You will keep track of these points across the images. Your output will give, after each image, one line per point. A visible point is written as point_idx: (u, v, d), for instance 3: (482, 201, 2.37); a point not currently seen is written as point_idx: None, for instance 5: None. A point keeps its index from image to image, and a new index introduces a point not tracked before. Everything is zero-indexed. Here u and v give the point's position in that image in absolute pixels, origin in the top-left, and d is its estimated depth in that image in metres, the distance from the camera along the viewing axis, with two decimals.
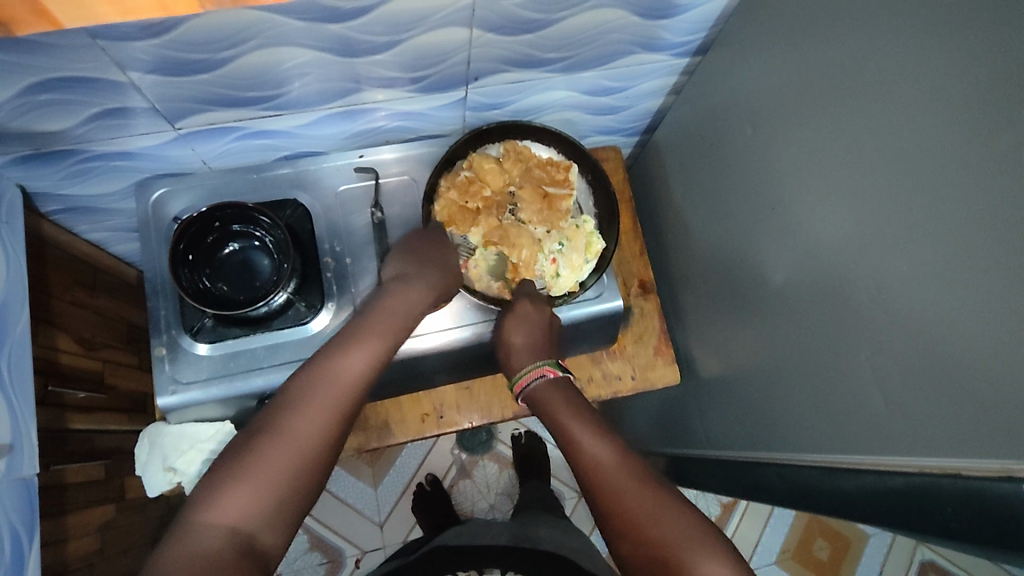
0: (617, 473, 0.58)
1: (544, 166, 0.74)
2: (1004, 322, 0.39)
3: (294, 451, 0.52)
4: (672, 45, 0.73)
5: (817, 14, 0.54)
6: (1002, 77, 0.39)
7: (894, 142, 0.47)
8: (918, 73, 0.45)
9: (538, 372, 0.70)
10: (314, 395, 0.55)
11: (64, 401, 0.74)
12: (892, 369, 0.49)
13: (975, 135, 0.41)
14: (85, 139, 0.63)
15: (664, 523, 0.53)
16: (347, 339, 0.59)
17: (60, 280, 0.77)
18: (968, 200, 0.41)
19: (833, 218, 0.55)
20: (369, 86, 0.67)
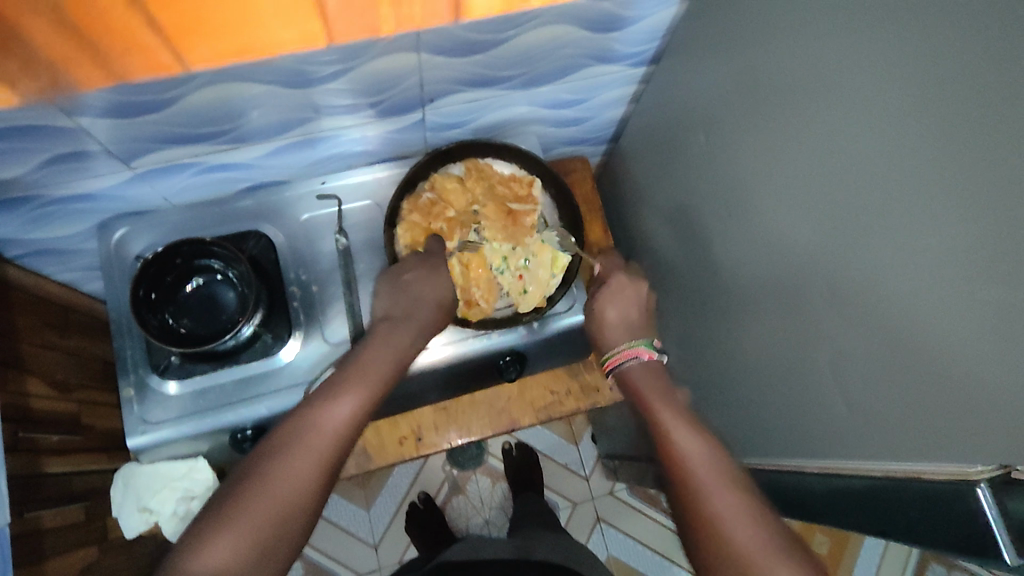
0: (697, 463, 0.58)
1: (507, 183, 0.74)
2: (961, 322, 0.39)
3: (270, 508, 0.53)
4: (627, 55, 0.73)
5: (765, 21, 0.54)
6: (941, 77, 0.39)
7: (846, 145, 0.47)
8: (862, 78, 0.45)
9: (632, 353, 0.69)
10: (296, 449, 0.56)
11: (38, 446, 0.74)
12: (856, 372, 0.49)
13: (919, 136, 0.41)
14: (42, 184, 0.63)
15: (741, 520, 0.53)
16: (332, 387, 0.59)
17: (29, 324, 0.76)
18: (914, 204, 0.42)
19: (791, 223, 0.55)
20: (326, 114, 0.66)
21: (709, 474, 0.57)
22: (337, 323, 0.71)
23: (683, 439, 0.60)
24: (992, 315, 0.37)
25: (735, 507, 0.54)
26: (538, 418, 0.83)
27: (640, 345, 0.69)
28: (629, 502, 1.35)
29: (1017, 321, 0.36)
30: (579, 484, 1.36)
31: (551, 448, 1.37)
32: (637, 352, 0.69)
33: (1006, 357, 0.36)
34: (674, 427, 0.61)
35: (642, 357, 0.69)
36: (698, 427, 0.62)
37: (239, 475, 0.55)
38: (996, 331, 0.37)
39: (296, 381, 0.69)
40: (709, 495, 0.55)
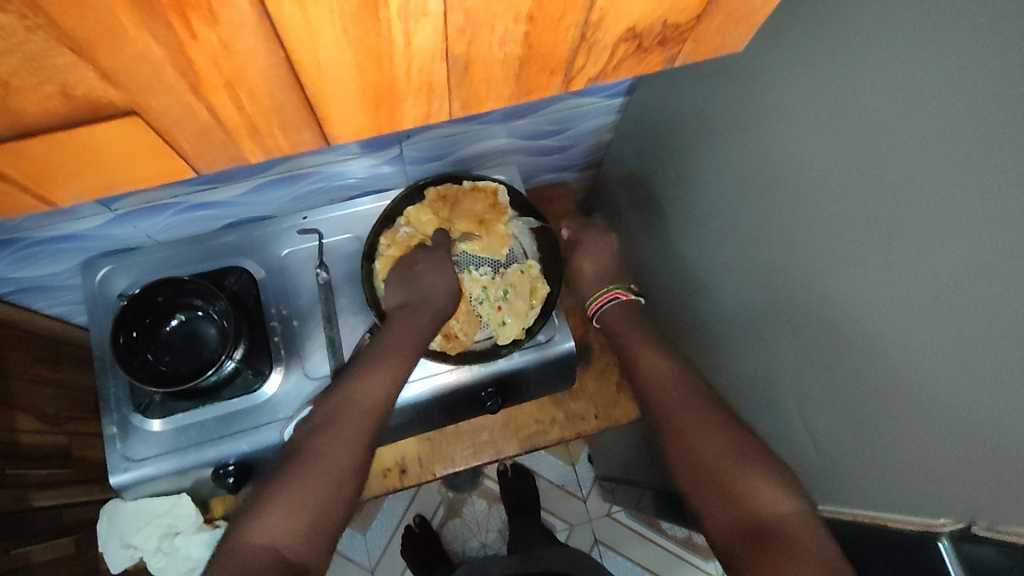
0: (671, 389, 0.62)
1: (478, 202, 0.74)
2: (923, 373, 0.38)
3: (327, 471, 0.56)
4: (603, 87, 0.73)
5: (729, 60, 0.54)
6: (891, 122, 0.38)
7: (807, 187, 0.47)
8: (818, 123, 0.45)
9: (609, 296, 0.76)
10: (341, 421, 0.59)
11: (28, 481, 0.75)
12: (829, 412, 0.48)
13: (873, 183, 0.40)
14: (24, 228, 0.64)
15: (706, 436, 0.57)
16: (359, 368, 0.63)
17: (20, 360, 0.77)
18: (871, 250, 0.41)
19: (762, 259, 0.54)
20: (304, 152, 0.67)
21: (679, 396, 0.61)
22: (318, 357, 0.72)
23: (654, 366, 0.66)
24: (952, 367, 0.36)
25: (701, 420, 0.58)
26: (523, 447, 0.83)
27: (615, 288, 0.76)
28: (627, 523, 1.34)
29: (975, 376, 0.35)
30: (576, 505, 1.35)
31: (548, 470, 1.37)
32: (615, 294, 0.76)
33: (968, 410, 0.36)
34: (645, 358, 0.67)
35: (619, 297, 0.76)
36: (668, 353, 0.67)
37: (284, 456, 0.58)
38: (957, 384, 0.36)
39: (276, 415, 0.69)
40: (683, 419, 0.59)
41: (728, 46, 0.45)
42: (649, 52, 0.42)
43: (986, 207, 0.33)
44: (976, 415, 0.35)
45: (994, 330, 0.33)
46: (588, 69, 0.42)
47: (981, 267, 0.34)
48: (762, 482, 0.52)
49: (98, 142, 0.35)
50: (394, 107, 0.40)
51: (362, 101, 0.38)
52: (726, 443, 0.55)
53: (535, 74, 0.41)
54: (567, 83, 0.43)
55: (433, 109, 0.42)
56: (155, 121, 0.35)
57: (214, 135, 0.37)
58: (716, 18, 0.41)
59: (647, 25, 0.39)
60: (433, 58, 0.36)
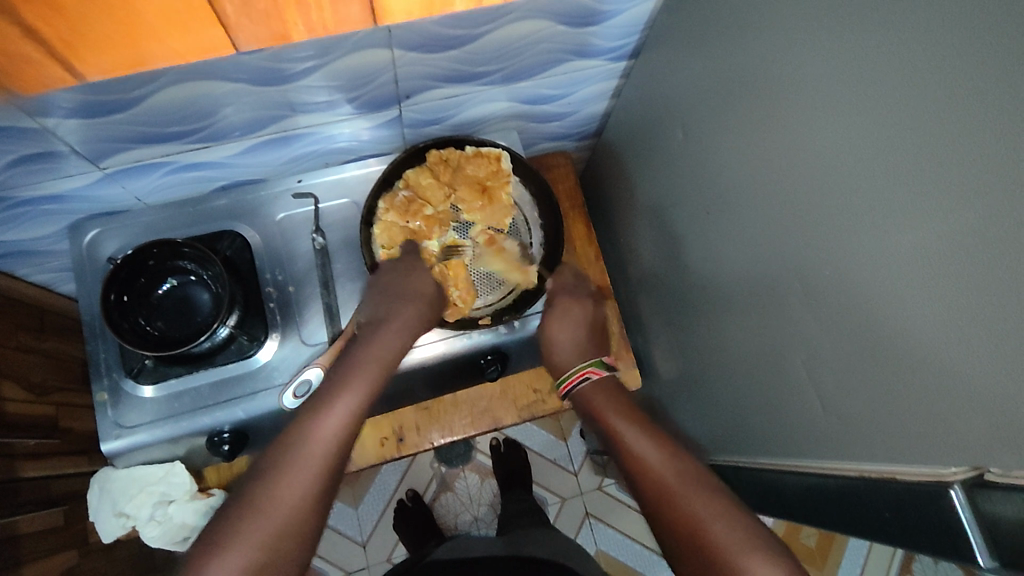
0: (672, 478, 0.57)
1: (480, 167, 0.71)
2: (937, 324, 0.38)
3: (272, 523, 0.50)
4: (607, 49, 0.72)
5: (738, 16, 0.53)
6: (912, 68, 0.38)
7: (818, 142, 0.46)
8: (831, 75, 0.44)
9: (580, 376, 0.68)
10: (291, 459, 0.53)
11: (15, 450, 0.72)
12: (836, 370, 0.48)
13: (887, 133, 0.40)
14: (8, 186, 0.62)
15: (706, 514, 0.53)
16: (321, 396, 0.57)
17: (4, 327, 0.74)
18: (883, 203, 0.41)
19: (769, 220, 0.54)
20: (300, 110, 0.65)
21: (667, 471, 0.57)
22: (315, 323, 0.70)
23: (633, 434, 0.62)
24: (967, 316, 0.36)
25: (692, 495, 0.55)
26: (521, 416, 0.83)
27: (588, 366, 0.69)
28: (618, 497, 1.35)
29: (993, 324, 0.35)
30: (568, 479, 1.36)
31: (541, 445, 1.37)
32: (587, 372, 0.69)
33: (983, 358, 0.35)
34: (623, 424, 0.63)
35: (592, 376, 0.68)
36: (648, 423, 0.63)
37: (235, 494, 0.53)
38: (973, 334, 0.36)
39: (272, 382, 0.68)
40: (680, 503, 0.54)
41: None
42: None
43: (1012, 149, 0.32)
44: (989, 361, 0.35)
45: (1014, 275, 0.33)
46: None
47: (1002, 214, 0.33)
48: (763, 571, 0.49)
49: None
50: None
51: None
52: (724, 518, 0.52)
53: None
54: None
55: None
56: None
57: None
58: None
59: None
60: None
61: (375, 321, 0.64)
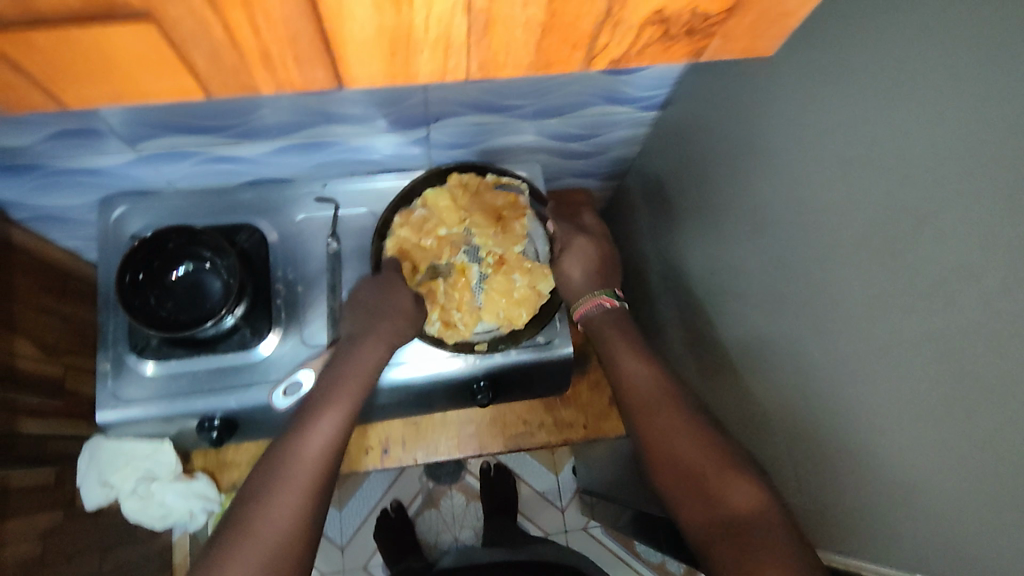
0: (658, 398, 0.59)
1: (500, 196, 0.74)
2: (933, 420, 0.39)
3: (261, 548, 0.51)
4: (637, 98, 0.73)
5: (770, 87, 0.54)
6: (926, 167, 0.38)
7: (841, 223, 0.46)
8: (856, 160, 0.44)
9: (595, 302, 0.68)
10: (280, 480, 0.54)
11: (18, 405, 0.75)
12: (837, 451, 0.48)
13: (907, 227, 0.40)
14: (50, 155, 0.65)
15: (682, 441, 0.56)
16: (307, 413, 0.59)
17: (28, 286, 0.78)
18: (903, 297, 0.41)
19: (787, 290, 0.54)
20: (333, 120, 0.67)
21: (657, 406, 0.59)
22: (317, 326, 0.72)
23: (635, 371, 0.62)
24: (964, 419, 0.37)
25: (673, 423, 0.57)
26: (507, 445, 0.83)
27: (602, 294, 0.68)
28: (602, 540, 1.34)
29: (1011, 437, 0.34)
30: (554, 514, 1.34)
31: (531, 475, 1.36)
32: (602, 300, 0.68)
33: (982, 464, 0.36)
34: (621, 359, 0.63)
35: (606, 305, 0.68)
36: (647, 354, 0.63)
37: (229, 516, 0.54)
38: (970, 438, 0.37)
39: (267, 377, 0.69)
40: (662, 439, 0.57)
41: (756, 49, 0.43)
42: (675, 40, 0.40)
43: None
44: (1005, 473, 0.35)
45: None
46: (612, 49, 0.40)
47: (1005, 326, 0.34)
48: (732, 484, 0.52)
49: (111, 49, 0.34)
50: (410, 57, 0.38)
51: (378, 47, 0.37)
52: (699, 444, 0.55)
53: (555, 47, 0.39)
54: (589, 62, 0.41)
55: (449, 66, 0.40)
56: (171, 33, 0.33)
57: (233, 64, 0.36)
58: (747, 17, 0.38)
59: (677, 10, 0.36)
60: (451, 12, 0.34)
61: (353, 338, 0.65)
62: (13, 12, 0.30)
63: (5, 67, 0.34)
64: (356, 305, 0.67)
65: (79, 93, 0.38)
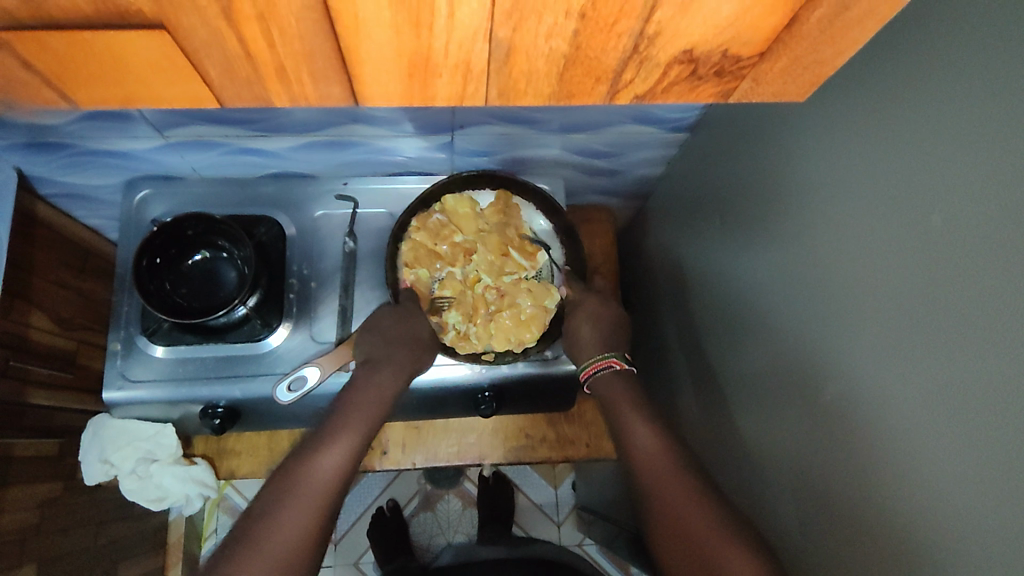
0: (664, 464, 0.59)
1: (516, 211, 0.74)
2: (947, 479, 0.38)
3: (269, 574, 0.50)
4: (665, 120, 0.72)
5: (802, 121, 0.53)
6: (955, 220, 0.37)
7: (867, 266, 0.45)
8: (887, 205, 0.43)
9: (604, 363, 0.67)
10: (289, 502, 0.53)
11: (28, 376, 0.76)
12: (849, 499, 0.47)
13: (935, 278, 0.39)
14: (79, 136, 0.66)
15: (686, 509, 0.56)
16: (320, 436, 0.58)
17: (48, 260, 0.79)
18: (925, 350, 0.40)
19: (800, 332, 0.53)
20: (358, 121, 0.67)
21: (665, 476, 0.58)
22: (327, 323, 0.72)
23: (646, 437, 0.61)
24: (975, 481, 0.36)
25: (685, 499, 0.56)
26: (506, 457, 0.82)
27: (613, 355, 0.67)
28: (595, 559, 1.32)
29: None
30: (550, 529, 1.33)
31: (530, 487, 1.35)
32: (609, 361, 0.67)
33: (993, 527, 0.35)
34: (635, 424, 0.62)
35: (614, 367, 0.67)
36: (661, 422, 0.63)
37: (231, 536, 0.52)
38: (978, 500, 0.36)
39: (273, 370, 0.70)
40: (665, 504, 0.57)
41: (787, 93, 0.42)
42: (702, 81, 0.40)
43: None
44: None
45: None
46: (637, 85, 0.40)
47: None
48: (733, 559, 0.52)
49: (125, 53, 0.34)
50: (429, 80, 0.38)
51: (396, 68, 0.36)
52: (701, 513, 0.55)
53: (578, 78, 0.39)
54: (612, 96, 0.41)
55: (467, 92, 0.40)
56: (184, 42, 0.33)
57: (246, 76, 0.36)
58: (779, 62, 0.38)
59: (707, 50, 0.36)
60: (473, 37, 0.34)
61: (368, 360, 0.65)
62: (30, 12, 0.31)
63: (15, 62, 0.34)
64: (367, 328, 0.67)
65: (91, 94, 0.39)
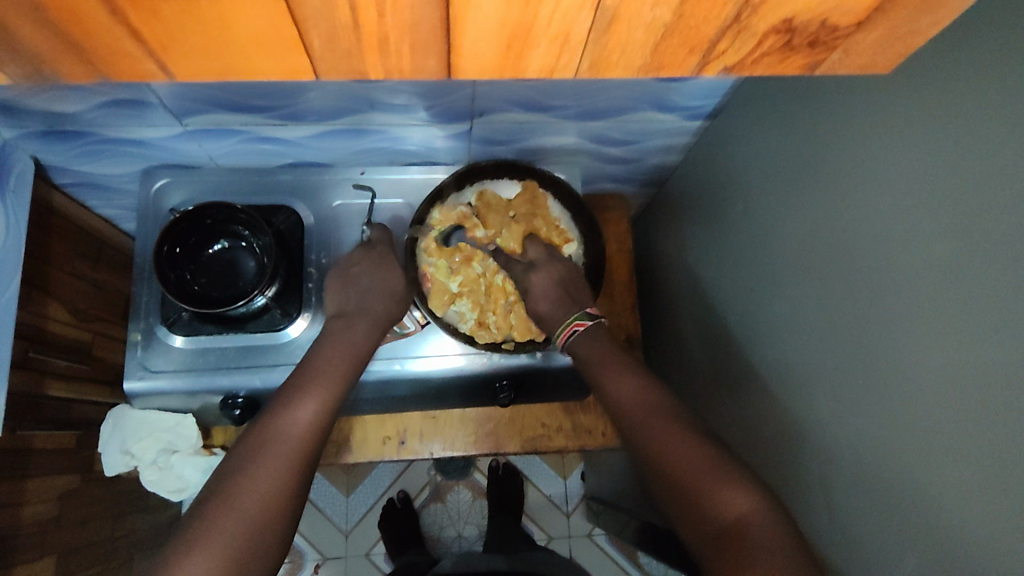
0: (638, 411, 0.59)
1: (544, 200, 0.74)
2: (980, 458, 0.38)
3: (244, 519, 0.50)
4: (685, 107, 0.72)
5: (829, 105, 0.53)
6: (993, 193, 0.37)
7: (895, 246, 0.45)
8: (917, 184, 0.43)
9: (569, 328, 0.66)
10: (263, 454, 0.54)
11: (46, 367, 0.76)
12: (878, 475, 0.47)
13: (971, 257, 0.39)
14: (98, 124, 0.66)
15: (672, 452, 0.55)
16: (290, 392, 0.58)
17: (64, 251, 0.79)
18: (960, 327, 0.40)
19: (829, 313, 0.53)
20: (376, 108, 0.67)
21: (640, 420, 0.58)
22: None
23: (624, 393, 0.61)
24: (1009, 458, 0.36)
25: (665, 439, 0.56)
26: (524, 447, 0.82)
27: (574, 318, 0.67)
28: (605, 549, 1.32)
29: None
30: (559, 520, 1.33)
31: (539, 478, 1.35)
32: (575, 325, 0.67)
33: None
34: (618, 384, 0.61)
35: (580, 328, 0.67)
36: (632, 371, 0.63)
37: (207, 490, 0.52)
38: (1013, 471, 0.36)
39: (293, 359, 0.70)
40: (652, 451, 0.56)
41: (875, 66, 0.42)
42: (794, 52, 0.40)
43: None
44: None
45: None
46: (730, 55, 0.40)
47: None
48: (722, 485, 0.51)
49: (233, 22, 0.34)
50: (525, 52, 0.38)
51: (497, 39, 0.37)
52: (683, 450, 0.54)
53: (672, 49, 0.38)
54: (704, 67, 0.41)
55: (561, 63, 0.39)
56: (297, 9, 0.33)
57: (346, 47, 0.36)
58: (875, 32, 0.37)
59: (806, 19, 0.36)
60: (579, 7, 0.34)
61: (346, 315, 0.65)
62: None
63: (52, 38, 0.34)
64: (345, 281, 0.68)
65: (189, 66, 0.38)
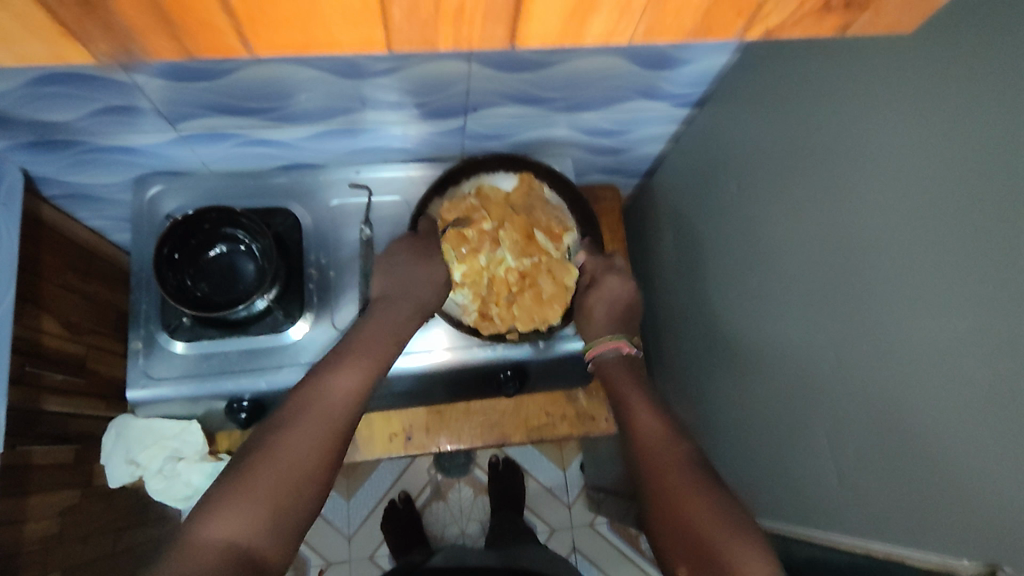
0: (667, 456, 0.57)
1: (539, 192, 0.75)
2: (971, 411, 0.40)
3: (279, 478, 0.51)
4: (673, 95, 0.74)
5: (813, 86, 0.55)
6: (971, 158, 0.40)
7: (881, 216, 0.47)
8: (901, 156, 0.45)
9: (613, 345, 0.68)
10: (303, 418, 0.55)
11: (42, 381, 0.75)
12: (875, 437, 0.49)
13: (952, 220, 0.41)
14: (89, 132, 0.65)
15: (696, 512, 0.52)
16: (337, 359, 0.60)
17: (55, 264, 0.77)
18: (944, 287, 0.42)
19: (821, 287, 0.55)
20: (371, 106, 0.68)
21: (666, 463, 0.57)
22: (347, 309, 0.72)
23: (646, 419, 0.61)
24: (995, 406, 0.38)
25: (693, 490, 0.54)
26: (530, 436, 0.83)
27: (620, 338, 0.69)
28: (608, 538, 1.34)
29: None
30: (561, 511, 1.35)
31: (539, 471, 1.36)
32: (618, 344, 0.69)
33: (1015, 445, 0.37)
34: (631, 395, 0.64)
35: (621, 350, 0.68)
36: (661, 408, 0.62)
37: (253, 444, 0.54)
38: (1000, 418, 0.38)
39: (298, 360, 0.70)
40: (673, 507, 0.54)
41: (900, 26, 0.43)
42: (830, 13, 0.40)
43: None
44: None
45: None
46: (773, 15, 0.41)
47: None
48: (744, 547, 0.50)
49: None
50: (587, 18, 0.39)
51: (564, 6, 0.38)
52: (706, 506, 0.53)
53: (721, 11, 0.40)
54: (747, 29, 0.42)
55: (619, 27, 0.41)
56: None
57: (426, 16, 0.37)
58: None
59: None
60: None
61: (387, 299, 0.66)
62: None
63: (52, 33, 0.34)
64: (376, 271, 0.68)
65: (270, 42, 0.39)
